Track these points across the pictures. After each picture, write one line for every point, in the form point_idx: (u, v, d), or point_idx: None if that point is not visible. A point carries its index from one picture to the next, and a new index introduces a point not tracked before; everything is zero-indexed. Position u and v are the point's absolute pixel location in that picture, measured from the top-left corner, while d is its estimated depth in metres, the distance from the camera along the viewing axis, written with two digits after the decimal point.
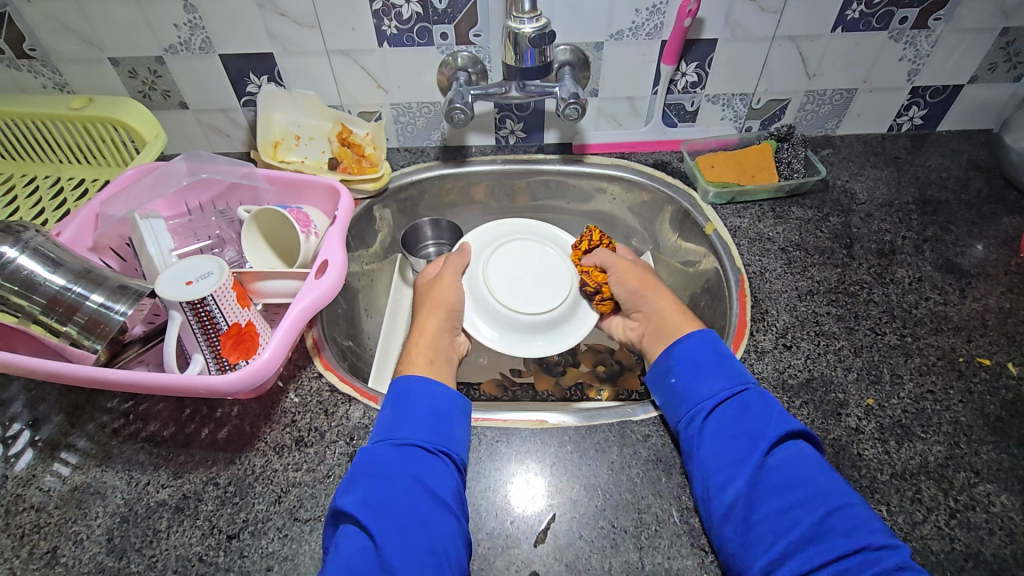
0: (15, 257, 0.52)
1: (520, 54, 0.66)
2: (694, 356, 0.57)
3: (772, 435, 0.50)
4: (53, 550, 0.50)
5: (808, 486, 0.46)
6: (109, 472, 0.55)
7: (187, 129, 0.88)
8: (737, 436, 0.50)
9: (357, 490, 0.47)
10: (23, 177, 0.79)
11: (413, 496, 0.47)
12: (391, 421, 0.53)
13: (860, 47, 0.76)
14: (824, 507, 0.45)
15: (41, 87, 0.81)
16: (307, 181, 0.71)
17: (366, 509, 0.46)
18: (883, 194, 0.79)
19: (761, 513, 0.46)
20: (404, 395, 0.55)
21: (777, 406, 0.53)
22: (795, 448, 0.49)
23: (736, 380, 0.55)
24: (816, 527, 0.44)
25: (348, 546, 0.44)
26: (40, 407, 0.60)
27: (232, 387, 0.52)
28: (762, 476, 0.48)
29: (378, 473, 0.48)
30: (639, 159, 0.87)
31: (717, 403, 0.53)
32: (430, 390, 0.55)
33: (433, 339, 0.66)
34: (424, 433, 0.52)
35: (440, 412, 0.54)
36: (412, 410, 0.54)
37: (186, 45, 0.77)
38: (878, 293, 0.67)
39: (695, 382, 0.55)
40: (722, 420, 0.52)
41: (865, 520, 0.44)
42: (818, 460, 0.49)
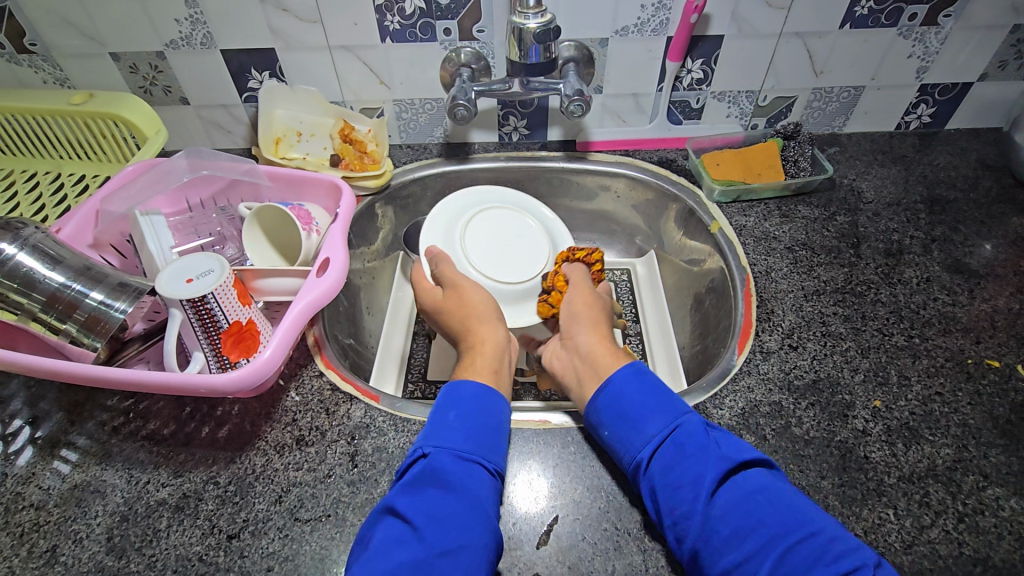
0: (14, 254, 0.51)
1: (524, 50, 0.66)
2: (620, 402, 0.52)
3: (712, 476, 0.45)
4: (53, 548, 0.50)
5: (758, 523, 0.42)
6: (109, 471, 0.54)
7: (188, 125, 0.88)
8: (678, 484, 0.46)
9: (417, 497, 0.45)
10: (23, 173, 0.78)
11: (473, 513, 0.45)
12: (453, 428, 0.50)
13: (869, 43, 0.75)
14: (779, 546, 0.41)
15: (41, 82, 0.81)
16: (309, 178, 0.70)
17: (418, 513, 0.44)
18: (890, 193, 0.78)
19: (723, 551, 0.42)
20: (468, 400, 0.53)
21: (709, 437, 0.48)
22: (738, 483, 0.45)
23: (672, 416, 0.50)
24: (776, 567, 0.40)
25: (391, 552, 0.42)
26: (40, 404, 0.59)
27: (233, 386, 0.52)
28: (715, 514, 0.44)
29: (445, 483, 0.46)
30: (643, 157, 0.86)
31: (654, 449, 0.49)
32: (494, 405, 0.54)
33: (496, 350, 0.61)
34: (478, 446, 0.50)
35: (497, 428, 0.53)
36: (479, 422, 0.51)
37: (187, 40, 0.76)
38: (885, 294, 0.66)
39: (634, 428, 0.51)
40: (662, 467, 0.47)
41: (829, 549, 0.40)
42: (772, 487, 0.45)
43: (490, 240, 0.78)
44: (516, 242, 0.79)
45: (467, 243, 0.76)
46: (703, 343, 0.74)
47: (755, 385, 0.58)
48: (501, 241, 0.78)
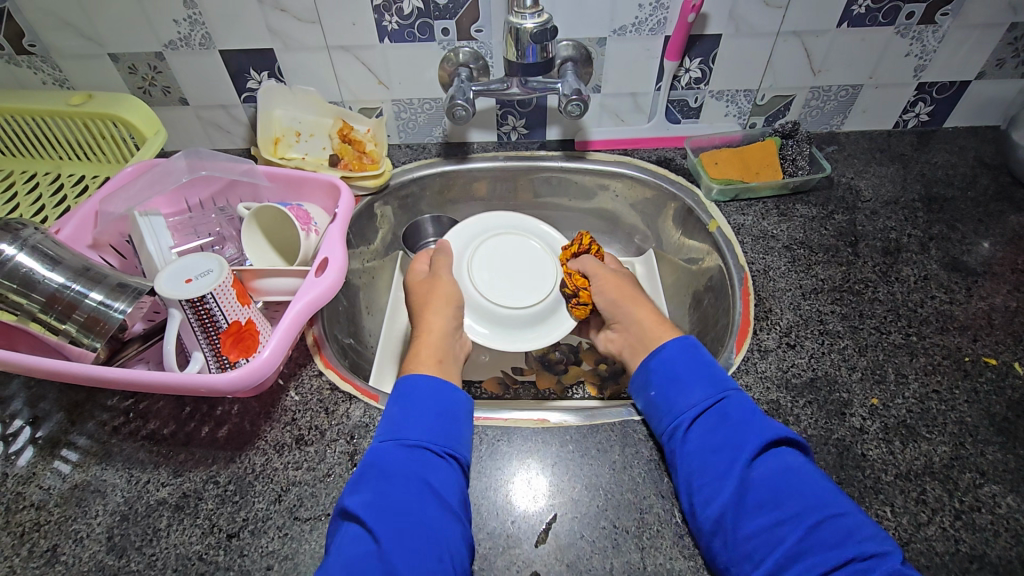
0: (13, 255, 0.51)
1: (522, 50, 0.66)
2: (673, 365, 0.56)
3: (754, 445, 0.48)
4: (54, 548, 0.50)
5: (794, 495, 0.45)
6: (109, 471, 0.55)
7: (187, 125, 0.88)
8: (718, 448, 0.49)
9: (365, 491, 0.47)
10: (23, 174, 0.78)
11: (421, 500, 0.46)
12: (398, 419, 0.52)
13: (866, 42, 0.75)
14: (810, 519, 0.43)
15: (41, 83, 0.81)
16: (307, 178, 0.70)
17: (370, 510, 0.45)
18: (889, 191, 0.78)
19: (753, 515, 0.45)
20: (410, 393, 0.54)
21: (756, 412, 0.51)
22: (779, 455, 0.48)
23: (716, 388, 0.53)
24: (804, 537, 0.43)
25: (353, 547, 0.43)
26: (40, 405, 0.60)
27: (232, 386, 0.52)
28: (751, 480, 0.47)
29: (387, 475, 0.48)
30: (642, 156, 0.86)
31: (698, 415, 0.52)
32: (433, 389, 0.54)
33: (441, 335, 0.64)
34: (427, 434, 0.51)
35: (447, 413, 0.53)
36: (421, 411, 0.53)
37: (185, 41, 0.76)
38: (883, 292, 0.66)
39: (680, 392, 0.54)
40: (705, 431, 0.51)
41: (857, 529, 0.43)
42: (807, 467, 0.47)
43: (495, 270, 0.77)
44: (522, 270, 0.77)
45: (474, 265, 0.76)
46: (701, 341, 0.75)
47: (753, 383, 0.58)
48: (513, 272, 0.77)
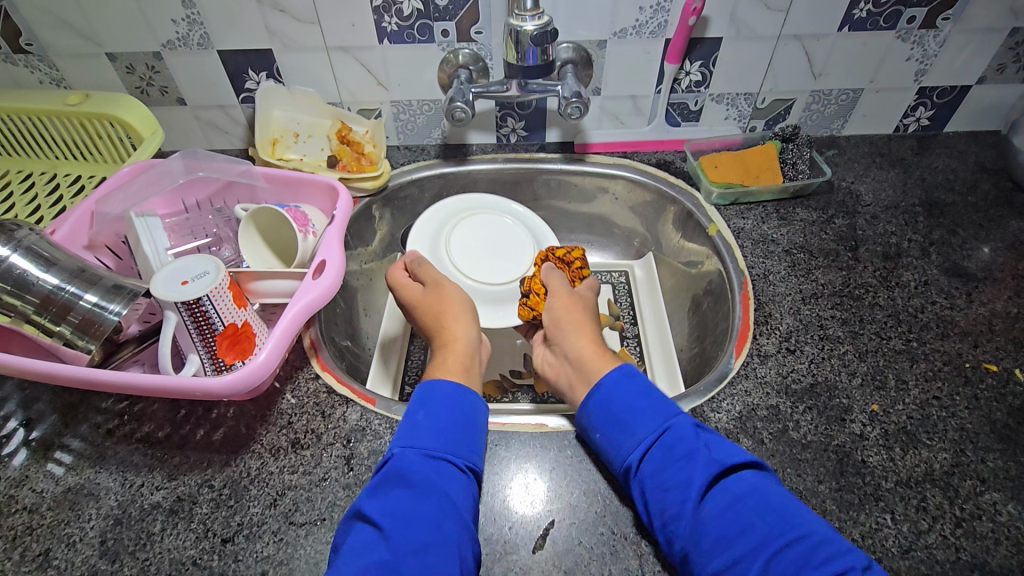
0: (7, 255, 0.51)
1: (521, 52, 0.65)
2: (610, 405, 0.53)
3: (701, 480, 0.46)
4: (46, 552, 0.50)
5: (748, 526, 0.43)
6: (103, 474, 0.54)
7: (185, 125, 0.87)
8: (669, 486, 0.47)
9: (384, 498, 0.46)
10: (19, 173, 0.78)
11: (441, 513, 0.46)
12: (418, 428, 0.51)
13: (867, 46, 0.75)
14: (768, 550, 0.42)
15: (38, 82, 0.80)
16: (305, 179, 0.69)
17: (393, 519, 0.45)
18: (889, 196, 0.78)
19: (715, 551, 0.43)
20: (435, 401, 0.53)
21: (701, 441, 0.49)
22: (725, 487, 0.46)
23: (659, 419, 0.51)
24: (764, 572, 0.41)
25: (368, 554, 0.43)
26: (34, 406, 0.59)
27: (228, 389, 0.52)
28: (705, 516, 0.45)
29: (408, 484, 0.47)
30: (641, 159, 0.86)
31: (644, 453, 0.50)
32: (458, 401, 0.54)
33: (465, 347, 0.63)
34: (450, 445, 0.50)
35: (469, 425, 0.53)
36: (442, 421, 0.52)
37: (184, 40, 0.76)
38: (883, 297, 0.66)
39: (624, 431, 0.52)
40: (654, 470, 0.48)
41: (816, 551, 0.41)
42: (761, 487, 0.46)
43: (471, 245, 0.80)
44: (496, 243, 0.82)
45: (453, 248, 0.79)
46: (701, 345, 0.74)
47: (752, 389, 0.58)
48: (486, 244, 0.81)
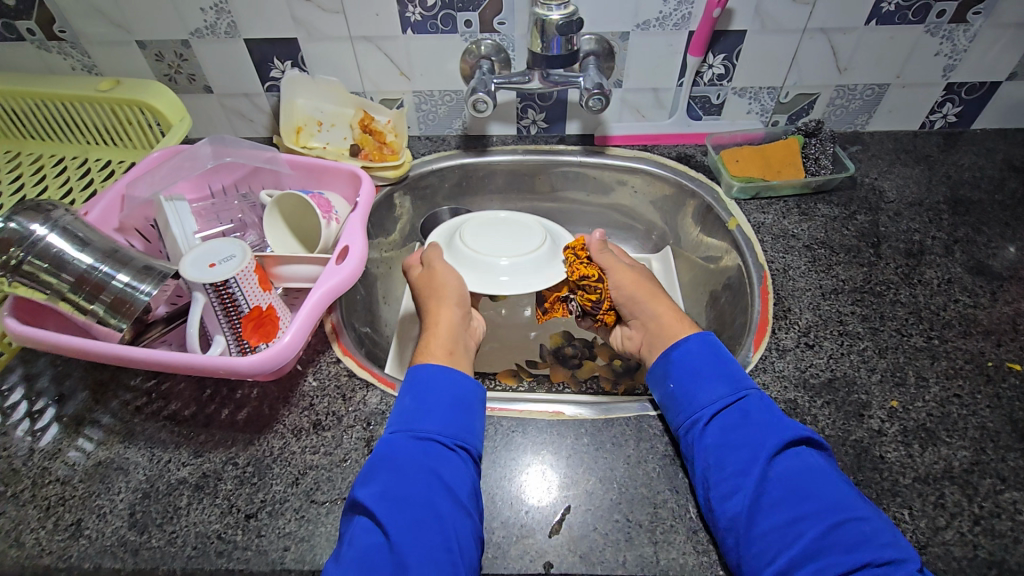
0: (45, 235, 0.52)
1: (547, 42, 0.66)
2: (692, 362, 0.56)
3: (774, 444, 0.49)
4: (77, 522, 0.51)
5: (812, 495, 0.46)
6: (131, 449, 0.56)
7: (210, 114, 0.89)
8: (738, 446, 0.49)
9: (377, 482, 0.48)
10: (52, 158, 0.80)
11: (433, 493, 0.47)
12: (411, 413, 0.52)
13: (893, 41, 0.74)
14: (831, 518, 0.44)
15: (70, 69, 0.83)
16: (329, 167, 0.70)
17: (389, 507, 0.46)
18: (913, 192, 0.77)
19: (772, 511, 0.46)
20: (423, 382, 0.54)
21: (779, 413, 0.52)
22: (799, 456, 0.48)
23: (737, 386, 0.54)
24: (823, 536, 0.43)
25: (365, 538, 0.44)
26: (66, 383, 0.61)
27: (254, 369, 0.53)
28: (772, 476, 0.47)
29: (399, 468, 0.48)
30: (662, 152, 0.85)
31: (719, 410, 0.52)
32: (450, 383, 0.54)
33: (451, 330, 0.63)
34: (442, 428, 0.51)
35: (462, 405, 0.54)
36: (434, 404, 0.53)
37: (211, 29, 0.77)
38: (905, 294, 0.65)
39: (698, 389, 0.54)
40: (724, 427, 0.51)
41: (878, 534, 0.43)
42: (826, 468, 0.48)
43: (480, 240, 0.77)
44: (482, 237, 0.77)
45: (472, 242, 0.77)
46: (717, 339, 0.74)
47: (770, 382, 0.58)
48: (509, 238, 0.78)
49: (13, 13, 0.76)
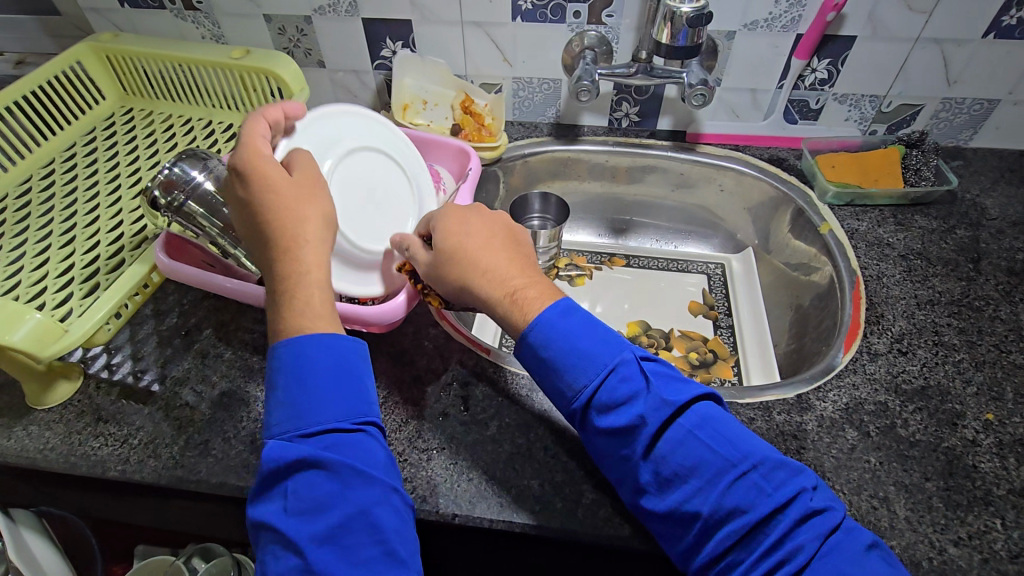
0: (203, 182, 0.58)
1: (673, 34, 0.67)
2: (556, 344, 0.49)
3: (650, 425, 0.45)
4: (206, 442, 0.57)
5: (701, 462, 0.44)
6: (252, 384, 0.61)
7: (319, 88, 0.95)
8: (619, 432, 0.46)
9: (275, 498, 0.43)
10: (180, 118, 0.88)
11: (337, 484, 0.43)
12: (292, 407, 0.45)
13: (1010, 55, 0.73)
14: (723, 481, 0.43)
15: (200, 38, 0.90)
16: (439, 141, 0.73)
17: (300, 502, 0.42)
18: (1017, 212, 0.75)
19: (670, 494, 0.44)
20: (293, 369, 0.46)
21: (641, 381, 0.47)
22: (677, 423, 0.45)
23: (601, 365, 0.48)
24: (718, 503, 0.42)
25: (280, 559, 0.41)
26: (193, 320, 0.67)
27: (373, 317, 0.57)
28: (659, 457, 0.45)
29: (293, 473, 0.43)
30: (753, 153, 0.86)
31: (588, 401, 0.47)
32: (316, 360, 0.46)
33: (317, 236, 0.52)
34: (326, 415, 0.45)
35: (335, 378, 0.46)
36: (306, 392, 0.45)
37: (334, 7, 0.83)
38: (1005, 311, 0.64)
39: (564, 374, 0.48)
40: (601, 417, 0.47)
41: (772, 480, 0.43)
42: (713, 417, 0.46)
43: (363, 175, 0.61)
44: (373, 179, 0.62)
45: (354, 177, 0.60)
46: (799, 342, 0.75)
47: (860, 383, 0.59)
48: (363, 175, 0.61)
49: None
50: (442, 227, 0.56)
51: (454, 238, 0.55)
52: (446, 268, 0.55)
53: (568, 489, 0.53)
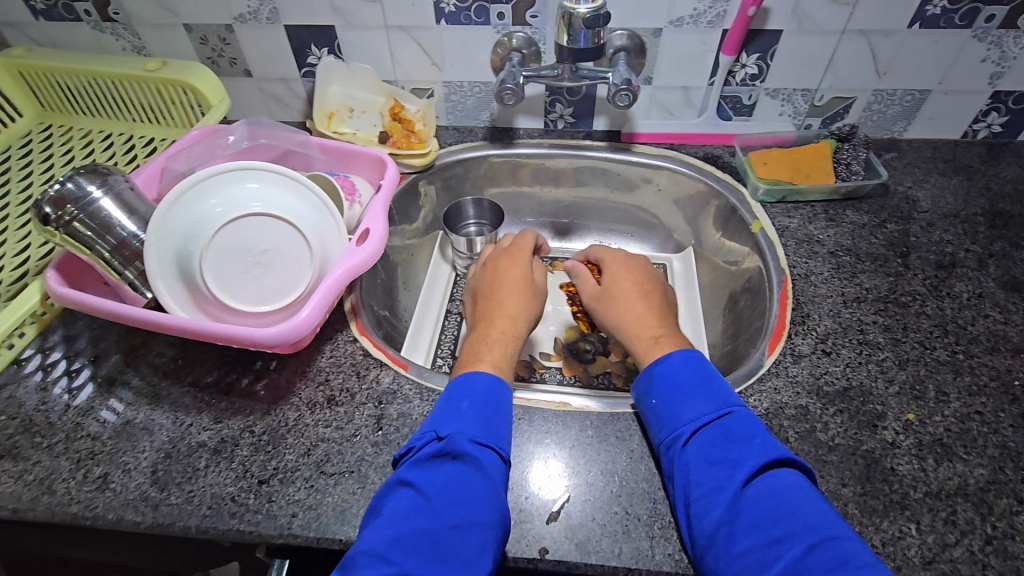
0: (100, 197, 0.55)
1: (573, 35, 0.66)
2: (674, 378, 0.54)
3: (753, 463, 0.46)
4: (105, 475, 0.54)
5: (792, 513, 0.43)
6: (157, 411, 0.59)
7: (249, 97, 0.92)
8: (718, 460, 0.48)
9: (430, 472, 0.47)
10: (100, 133, 0.85)
11: (479, 498, 0.45)
12: (465, 414, 0.50)
13: (938, 45, 0.72)
14: (809, 537, 0.41)
15: (121, 50, 0.87)
16: (357, 151, 0.71)
17: (430, 482, 0.45)
18: (948, 203, 0.74)
19: (748, 532, 0.43)
20: (479, 385, 0.53)
21: (762, 430, 0.49)
22: (779, 475, 0.46)
23: (721, 404, 0.52)
24: (800, 557, 0.40)
25: (406, 519, 0.43)
26: (102, 345, 0.64)
27: (274, 340, 0.54)
28: (749, 497, 0.45)
29: (455, 464, 0.47)
30: (689, 151, 0.85)
31: (699, 427, 0.50)
32: (497, 389, 0.53)
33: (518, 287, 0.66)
34: (491, 436, 0.50)
35: (505, 416, 0.52)
36: (479, 406, 0.51)
37: (254, 15, 0.80)
38: (931, 306, 0.63)
39: (679, 405, 0.53)
40: (705, 443, 0.49)
41: (856, 555, 0.40)
42: (807, 490, 0.45)
43: (236, 245, 0.55)
44: (246, 241, 0.55)
45: (233, 253, 0.55)
46: (733, 342, 0.74)
47: (782, 387, 0.57)
48: (237, 242, 0.55)
49: None
50: (608, 264, 0.72)
51: (629, 278, 0.68)
52: (609, 299, 0.67)
53: None
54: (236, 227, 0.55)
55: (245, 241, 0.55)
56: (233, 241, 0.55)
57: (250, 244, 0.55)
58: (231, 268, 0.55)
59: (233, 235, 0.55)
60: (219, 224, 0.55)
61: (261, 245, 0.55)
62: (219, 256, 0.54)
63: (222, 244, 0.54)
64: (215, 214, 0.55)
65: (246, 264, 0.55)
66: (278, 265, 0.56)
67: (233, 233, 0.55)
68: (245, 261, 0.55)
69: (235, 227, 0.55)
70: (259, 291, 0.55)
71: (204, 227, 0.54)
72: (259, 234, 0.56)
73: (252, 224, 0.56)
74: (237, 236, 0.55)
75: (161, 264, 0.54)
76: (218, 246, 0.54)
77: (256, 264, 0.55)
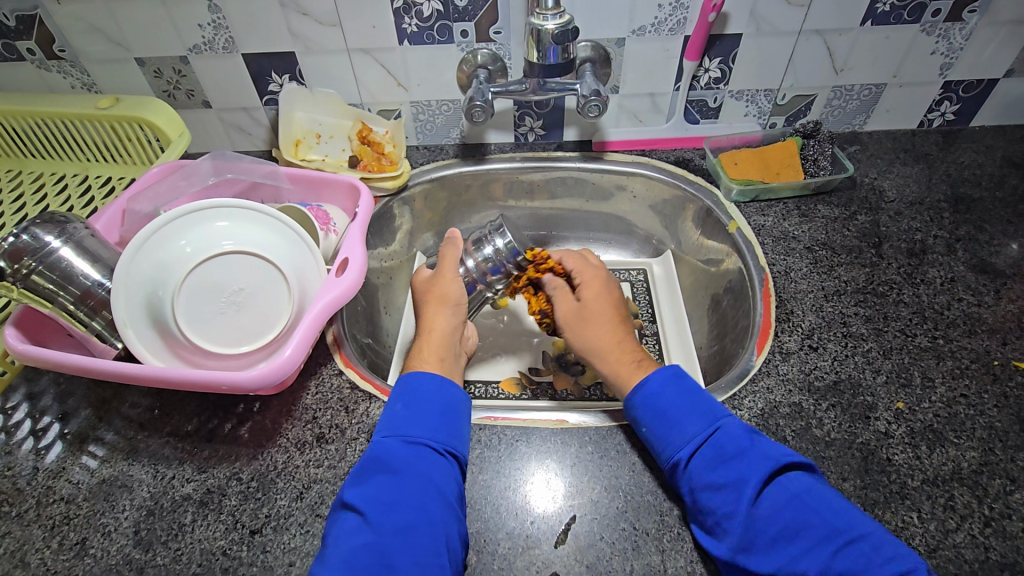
0: (58, 248, 0.52)
1: (543, 51, 0.66)
2: (658, 401, 0.53)
3: (756, 481, 0.46)
4: (83, 541, 0.51)
5: (808, 525, 0.44)
6: (136, 466, 0.56)
7: (210, 128, 0.89)
8: (722, 484, 0.47)
9: (369, 485, 0.48)
10: (53, 175, 0.81)
11: (425, 498, 0.47)
12: (401, 418, 0.53)
13: (890, 40, 0.74)
14: (829, 547, 0.43)
15: (70, 87, 0.83)
16: (328, 179, 0.71)
17: (372, 504, 0.47)
18: (913, 191, 0.77)
19: (769, 548, 0.44)
20: (414, 390, 0.55)
21: (754, 439, 0.49)
22: (782, 483, 0.46)
23: (709, 419, 0.51)
24: (824, 567, 0.42)
25: (349, 537, 0.45)
26: (68, 400, 0.60)
27: (256, 383, 0.51)
28: (761, 515, 0.46)
29: (393, 471, 0.49)
30: (660, 157, 0.85)
31: (695, 450, 0.50)
32: (441, 390, 0.55)
33: (445, 335, 0.64)
34: (431, 432, 0.52)
35: (449, 412, 0.54)
36: (423, 409, 0.53)
37: (209, 44, 0.78)
38: (908, 294, 0.65)
39: (672, 428, 0.52)
40: (706, 466, 0.49)
41: (878, 552, 0.42)
42: (815, 488, 0.46)
43: (208, 284, 0.53)
44: (219, 280, 0.53)
45: (205, 293, 0.52)
46: (720, 343, 0.74)
47: (774, 386, 0.58)
48: (209, 280, 0.53)
49: (13, 33, 0.76)
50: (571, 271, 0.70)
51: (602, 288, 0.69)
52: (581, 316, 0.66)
53: (483, 539, 0.50)
54: (207, 263, 0.53)
55: (216, 280, 0.53)
56: (206, 279, 0.53)
57: (222, 283, 0.53)
58: (204, 308, 0.52)
59: (205, 273, 0.53)
60: (191, 261, 0.53)
61: (235, 284, 0.53)
62: (192, 297, 0.52)
63: (192, 283, 0.52)
64: (186, 252, 0.53)
65: (219, 304, 0.53)
66: (252, 304, 0.54)
67: (204, 271, 0.53)
68: (219, 301, 0.53)
69: (204, 264, 0.53)
70: (236, 332, 0.53)
71: (174, 267, 0.52)
72: (231, 274, 0.53)
73: (223, 262, 0.53)
74: (209, 275, 0.53)
75: (131, 312, 0.52)
76: (188, 284, 0.52)
77: (230, 303, 0.53)
